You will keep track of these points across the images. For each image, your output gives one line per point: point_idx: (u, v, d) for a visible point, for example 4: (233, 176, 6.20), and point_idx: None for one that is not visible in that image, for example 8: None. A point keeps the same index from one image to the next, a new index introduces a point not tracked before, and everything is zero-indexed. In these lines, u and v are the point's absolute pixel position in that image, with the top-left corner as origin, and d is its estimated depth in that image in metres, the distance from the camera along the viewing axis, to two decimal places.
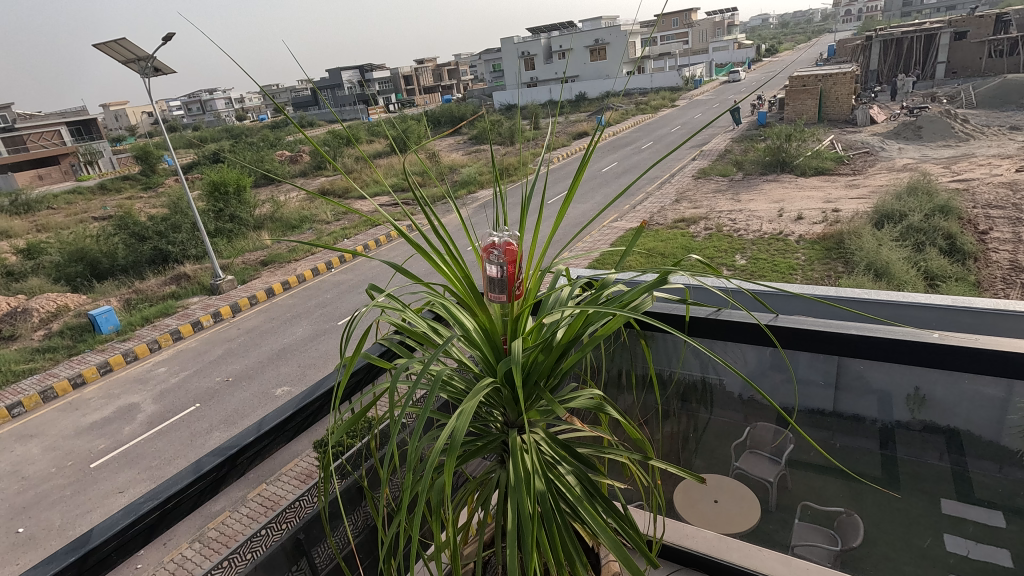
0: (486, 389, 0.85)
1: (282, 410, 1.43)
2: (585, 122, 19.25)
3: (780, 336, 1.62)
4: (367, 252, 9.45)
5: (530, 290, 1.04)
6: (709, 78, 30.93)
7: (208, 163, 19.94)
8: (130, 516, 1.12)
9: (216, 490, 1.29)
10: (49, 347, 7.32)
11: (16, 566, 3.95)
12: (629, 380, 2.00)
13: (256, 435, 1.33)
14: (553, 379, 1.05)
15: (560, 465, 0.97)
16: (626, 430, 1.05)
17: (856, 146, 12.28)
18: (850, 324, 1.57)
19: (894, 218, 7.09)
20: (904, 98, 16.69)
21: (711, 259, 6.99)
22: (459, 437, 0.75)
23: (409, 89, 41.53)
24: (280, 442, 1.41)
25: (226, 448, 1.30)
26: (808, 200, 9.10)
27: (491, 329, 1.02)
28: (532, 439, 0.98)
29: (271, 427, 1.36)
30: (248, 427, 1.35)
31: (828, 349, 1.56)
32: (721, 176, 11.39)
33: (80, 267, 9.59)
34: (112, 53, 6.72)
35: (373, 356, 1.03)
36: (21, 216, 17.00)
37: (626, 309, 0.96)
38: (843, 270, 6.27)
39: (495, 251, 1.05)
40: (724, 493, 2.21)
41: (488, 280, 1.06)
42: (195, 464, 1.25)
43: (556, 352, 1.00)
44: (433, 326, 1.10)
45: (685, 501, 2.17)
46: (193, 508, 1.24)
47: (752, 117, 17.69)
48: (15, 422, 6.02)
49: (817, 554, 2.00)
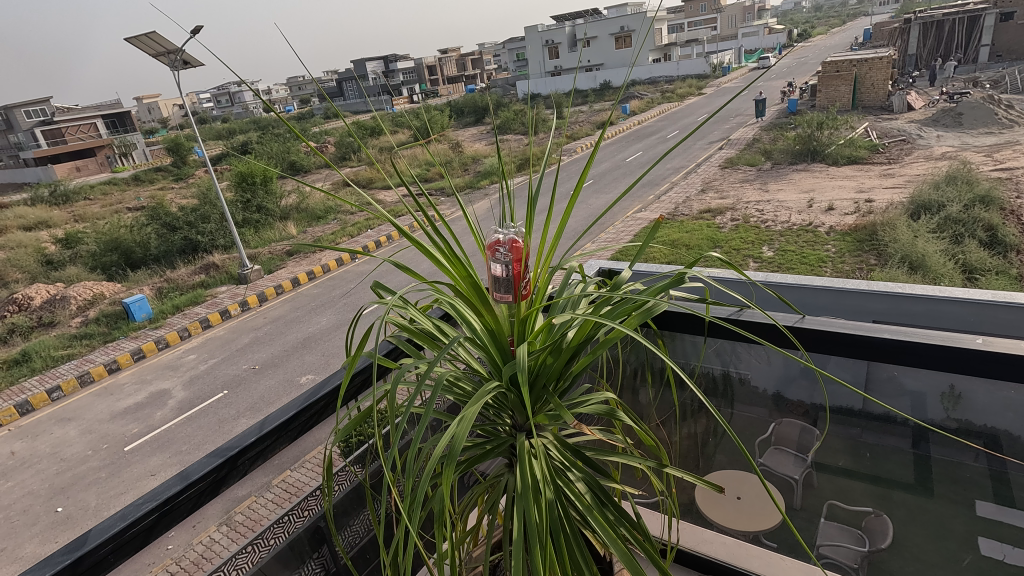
0: (492, 386, 0.84)
1: (286, 409, 1.44)
2: (610, 111, 19.12)
3: (808, 338, 1.57)
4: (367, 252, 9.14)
5: (537, 291, 1.03)
6: (737, 64, 30.29)
7: (238, 154, 20.38)
8: (128, 518, 1.13)
9: (216, 491, 1.30)
10: (86, 334, 7.58)
11: (55, 544, 4.15)
12: (645, 377, 1.96)
13: (257, 436, 1.35)
14: (564, 382, 1.03)
15: (570, 472, 0.94)
16: (641, 435, 1.02)
17: (891, 133, 11.86)
18: (877, 326, 1.53)
19: (931, 209, 6.87)
20: (944, 83, 16.09)
21: (737, 251, 6.89)
22: (461, 443, 0.72)
23: (432, 79, 41.53)
24: (283, 442, 1.43)
25: (227, 448, 1.32)
26: (840, 190, 8.86)
27: (497, 330, 1.00)
28: (541, 445, 0.95)
29: (272, 428, 1.38)
30: (251, 428, 1.37)
31: (855, 353, 1.51)
32: (749, 165, 11.16)
33: (115, 257, 9.87)
34: (143, 46, 6.88)
35: (379, 357, 1.00)
36: (60, 208, 17.68)
37: (639, 310, 0.93)
38: (875, 262, 6.11)
39: (501, 249, 1.03)
40: (745, 488, 2.15)
41: (493, 278, 1.07)
42: (197, 464, 1.27)
43: (565, 355, 0.96)
44: (439, 325, 1.07)
45: (707, 500, 2.13)
46: (193, 508, 1.25)
47: (782, 104, 17.26)
48: (52, 406, 6.27)
49: (844, 554, 1.99)
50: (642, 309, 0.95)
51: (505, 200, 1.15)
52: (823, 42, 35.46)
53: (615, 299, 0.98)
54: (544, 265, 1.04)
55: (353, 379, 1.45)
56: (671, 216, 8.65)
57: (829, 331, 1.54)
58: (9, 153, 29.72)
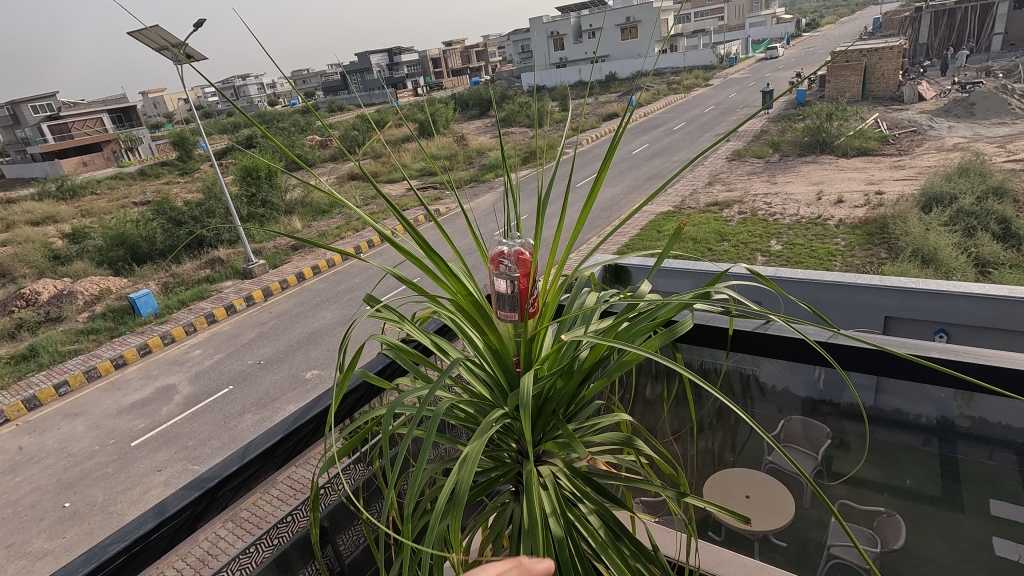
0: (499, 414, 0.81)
1: (271, 434, 1.41)
2: (616, 103, 18.98)
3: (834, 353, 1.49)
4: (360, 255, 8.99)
5: (546, 308, 0.99)
6: (744, 55, 29.99)
7: (242, 148, 20.37)
8: (94, 562, 1.06)
9: (194, 526, 1.24)
10: (93, 329, 7.59)
11: (63, 539, 4.16)
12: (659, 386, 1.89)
13: (239, 464, 1.30)
14: (574, 408, 0.99)
15: (581, 503, 0.91)
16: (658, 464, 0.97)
17: (902, 124, 11.68)
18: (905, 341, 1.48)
19: (943, 201, 6.76)
20: (955, 72, 15.85)
21: (745, 244, 6.80)
22: (465, 485, 0.68)
23: (437, 71, 41.38)
24: (268, 470, 1.38)
25: (205, 480, 1.27)
26: (850, 182, 8.74)
27: (500, 350, 0.95)
28: (551, 474, 0.93)
29: (257, 455, 1.33)
30: (233, 457, 1.33)
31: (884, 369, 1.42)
32: (756, 158, 11.04)
33: (121, 252, 9.89)
34: (147, 41, 6.84)
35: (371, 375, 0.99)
36: (67, 202, 17.74)
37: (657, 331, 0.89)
38: (886, 256, 6.01)
39: (507, 263, 1.00)
40: (755, 489, 2.10)
41: (497, 294, 1.02)
42: (173, 498, 1.22)
43: (578, 377, 0.91)
44: (439, 342, 1.03)
45: (719, 494, 2.07)
46: (168, 547, 1.19)
47: (790, 95, 17.07)
48: (60, 401, 6.29)
49: (853, 554, 1.99)
50: (664, 329, 0.90)
51: (509, 208, 1.12)
52: (831, 31, 35.03)
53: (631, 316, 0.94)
54: (555, 280, 1.01)
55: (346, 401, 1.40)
56: (678, 209, 8.56)
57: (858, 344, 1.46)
58: (15, 148, 29.82)
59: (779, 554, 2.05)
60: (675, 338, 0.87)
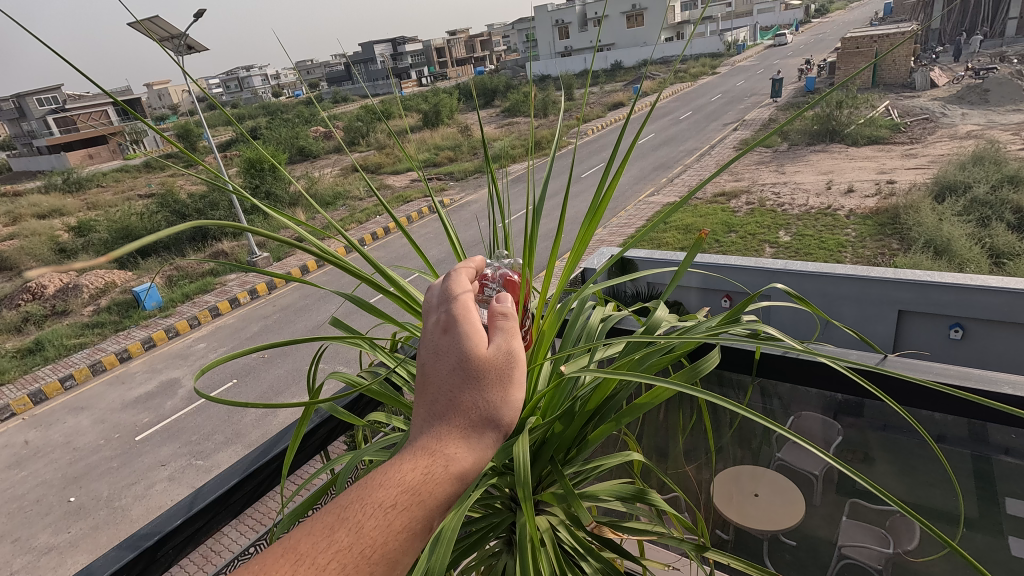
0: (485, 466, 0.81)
1: (225, 479, 1.30)
2: (623, 92, 18.79)
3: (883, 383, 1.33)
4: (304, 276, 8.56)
5: (544, 339, 0.96)
6: (752, 42, 29.63)
7: (247, 140, 20.31)
8: None
9: None
10: (98, 322, 7.58)
11: (68, 534, 4.15)
12: (676, 420, 1.73)
13: (185, 516, 1.21)
14: (573, 453, 0.97)
15: (584, 560, 0.90)
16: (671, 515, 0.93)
17: (914, 112, 11.46)
18: (949, 368, 1.34)
19: (957, 190, 6.60)
20: (969, 58, 15.55)
21: (753, 235, 6.68)
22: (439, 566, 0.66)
23: (442, 61, 41.10)
24: (223, 519, 1.28)
25: (143, 537, 1.18)
26: (860, 171, 8.58)
27: None
28: (546, 530, 0.92)
29: (205, 506, 1.22)
30: (180, 507, 1.24)
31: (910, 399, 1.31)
32: (764, 147, 10.86)
33: (127, 244, 9.88)
34: (147, 31, 6.74)
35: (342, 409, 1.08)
36: (74, 195, 17.77)
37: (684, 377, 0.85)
38: (897, 247, 5.88)
39: (491, 284, 0.99)
40: (765, 484, 2.03)
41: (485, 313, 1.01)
42: (103, 561, 1.13)
43: (579, 419, 0.92)
44: None
45: (723, 495, 1.99)
46: None
47: (799, 82, 16.82)
48: (65, 395, 6.28)
49: (867, 556, 1.92)
50: (687, 365, 0.87)
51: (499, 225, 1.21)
52: (841, 17, 34.55)
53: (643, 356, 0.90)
54: (549, 302, 0.97)
55: (310, 437, 1.36)
56: (685, 200, 8.43)
57: (908, 378, 1.30)
58: (21, 141, 29.88)
59: (788, 553, 1.99)
60: (700, 377, 0.85)
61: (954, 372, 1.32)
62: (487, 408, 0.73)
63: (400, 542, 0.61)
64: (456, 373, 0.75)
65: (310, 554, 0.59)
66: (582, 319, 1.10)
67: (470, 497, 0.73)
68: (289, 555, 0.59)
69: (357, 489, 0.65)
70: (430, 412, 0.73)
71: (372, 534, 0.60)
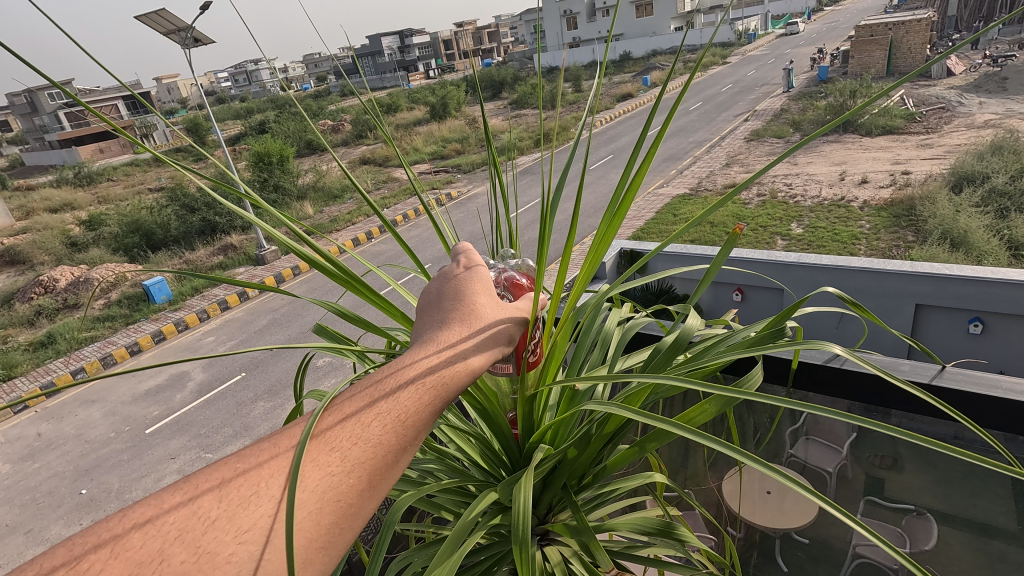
0: (491, 498, 0.76)
1: None
2: (631, 83, 18.62)
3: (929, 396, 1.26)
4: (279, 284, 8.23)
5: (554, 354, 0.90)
6: (763, 31, 29.17)
7: (255, 134, 20.34)
8: None
9: None
10: (109, 316, 7.63)
11: (78, 526, 4.17)
12: None
13: None
14: (588, 478, 0.93)
15: None
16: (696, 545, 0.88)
17: (930, 101, 11.22)
18: (1016, 383, 1.23)
19: (975, 181, 6.45)
20: (987, 46, 15.19)
21: (764, 227, 6.58)
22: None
23: (449, 53, 40.92)
24: None
25: None
26: (874, 161, 8.42)
27: (492, 405, 0.93)
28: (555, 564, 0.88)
29: None
30: None
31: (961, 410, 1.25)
32: (776, 137, 10.68)
33: (137, 238, 9.93)
34: (153, 24, 6.72)
35: None
36: (84, 189, 17.87)
37: (714, 403, 0.77)
38: (913, 239, 5.77)
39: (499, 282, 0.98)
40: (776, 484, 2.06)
41: None
42: None
43: (594, 445, 0.86)
44: None
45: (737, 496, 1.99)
46: None
47: (811, 72, 16.55)
48: (77, 388, 6.32)
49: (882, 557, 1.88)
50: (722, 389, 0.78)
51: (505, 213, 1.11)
52: (854, 6, 33.92)
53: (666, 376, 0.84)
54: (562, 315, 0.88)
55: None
56: (694, 191, 8.33)
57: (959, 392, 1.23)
58: (33, 136, 30.08)
59: (801, 551, 1.89)
60: (735, 404, 0.76)
61: (1019, 389, 1.22)
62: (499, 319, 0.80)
63: (425, 418, 0.66)
64: (468, 297, 0.82)
65: (341, 436, 0.63)
66: (597, 326, 1.04)
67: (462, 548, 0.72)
68: (321, 439, 0.62)
69: (381, 375, 0.68)
70: (446, 320, 0.78)
71: (399, 413, 0.64)
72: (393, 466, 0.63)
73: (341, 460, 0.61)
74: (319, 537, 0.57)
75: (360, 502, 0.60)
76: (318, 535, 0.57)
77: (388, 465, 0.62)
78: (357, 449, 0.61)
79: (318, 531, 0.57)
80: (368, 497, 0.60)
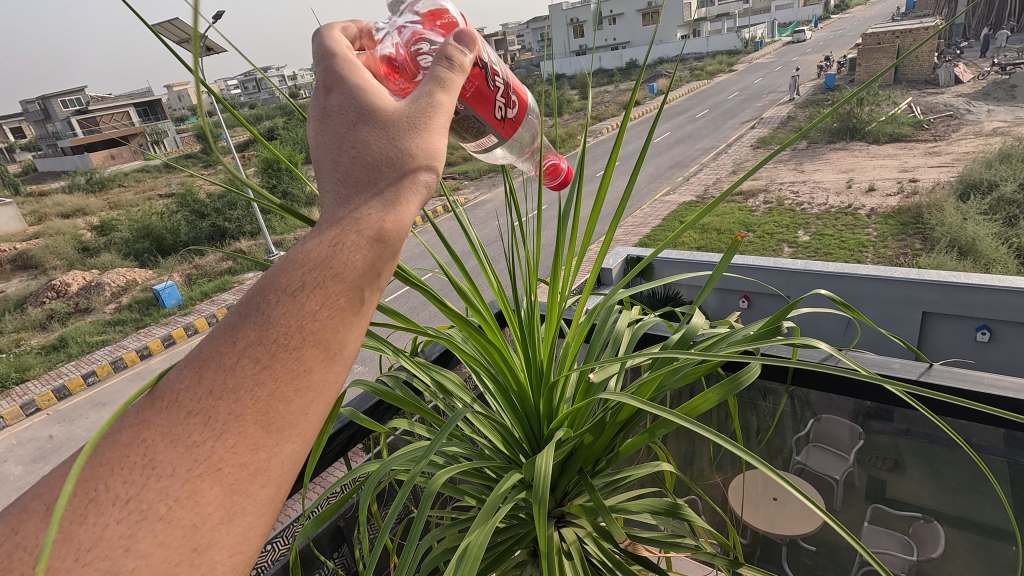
0: (516, 477, 0.79)
1: None
2: (638, 91, 18.75)
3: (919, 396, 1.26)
4: None
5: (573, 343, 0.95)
6: (770, 39, 29.26)
7: (265, 141, 20.60)
8: None
9: None
10: (120, 320, 7.72)
11: None
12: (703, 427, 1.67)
13: None
14: (603, 464, 0.97)
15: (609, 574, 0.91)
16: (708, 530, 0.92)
17: (937, 108, 11.22)
18: (1001, 379, 1.22)
19: (982, 189, 6.44)
20: (995, 54, 15.18)
21: (771, 235, 6.59)
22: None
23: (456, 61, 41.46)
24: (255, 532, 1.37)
25: None
26: (882, 169, 8.43)
27: (519, 392, 0.96)
28: (573, 545, 0.92)
29: None
30: None
31: (947, 409, 1.24)
32: (783, 145, 10.69)
33: (147, 243, 10.05)
34: (167, 33, 6.84)
35: (363, 419, 0.98)
36: (97, 195, 18.15)
37: (719, 388, 0.81)
38: (921, 247, 5.76)
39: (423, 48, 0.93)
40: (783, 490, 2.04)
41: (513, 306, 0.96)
42: None
43: (609, 431, 0.89)
44: (459, 385, 1.07)
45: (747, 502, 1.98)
46: None
47: (818, 79, 16.57)
48: (88, 391, 6.39)
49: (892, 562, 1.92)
50: (725, 378, 0.82)
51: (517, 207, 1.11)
52: (861, 14, 33.99)
53: (676, 366, 0.87)
54: (582, 304, 0.92)
55: (328, 443, 1.19)
56: (701, 199, 8.35)
57: (944, 387, 1.22)
58: (47, 143, 30.57)
59: (808, 558, 1.92)
60: (738, 391, 0.80)
61: (1006, 384, 1.20)
62: (402, 152, 0.60)
63: (325, 321, 0.50)
64: (351, 135, 0.61)
65: (200, 389, 0.46)
66: (609, 324, 1.07)
67: (495, 515, 0.72)
68: (178, 402, 0.45)
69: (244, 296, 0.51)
70: (333, 179, 0.59)
71: (286, 329, 0.48)
72: (298, 400, 0.47)
73: (210, 418, 0.44)
74: (207, 527, 0.42)
75: (259, 453, 0.45)
76: (212, 513, 0.43)
77: (285, 397, 0.46)
78: (235, 391, 0.46)
79: (205, 519, 0.42)
80: (273, 446, 0.45)
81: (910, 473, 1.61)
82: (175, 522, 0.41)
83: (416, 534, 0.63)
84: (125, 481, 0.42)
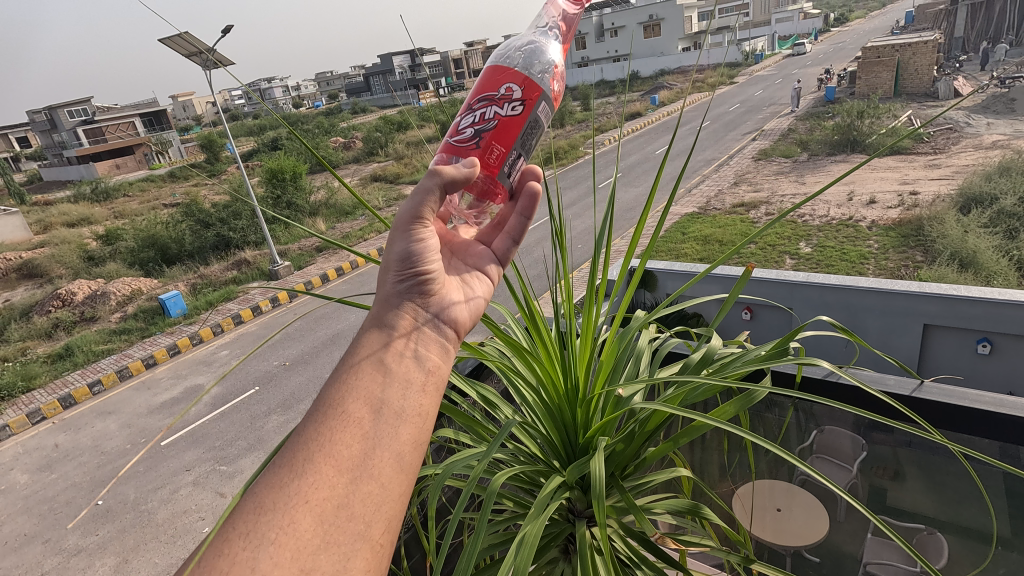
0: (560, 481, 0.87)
1: None
2: (640, 102, 18.90)
3: (915, 414, 1.38)
4: (290, 299, 8.36)
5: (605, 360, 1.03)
6: (771, 51, 29.47)
7: (269, 151, 20.81)
8: None
9: None
10: (125, 329, 7.77)
11: (96, 535, 4.24)
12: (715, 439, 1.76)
13: None
14: (631, 468, 1.03)
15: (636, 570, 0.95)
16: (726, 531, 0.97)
17: (937, 121, 11.31)
18: (985, 396, 1.35)
19: (983, 202, 6.49)
20: (995, 67, 15.28)
21: (773, 246, 6.64)
22: (523, 568, 0.74)
23: (458, 73, 41.80)
24: None
25: None
26: (882, 181, 8.49)
27: (554, 404, 1.03)
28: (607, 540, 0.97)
29: None
30: None
31: (944, 425, 1.36)
32: (784, 157, 10.77)
33: (152, 253, 10.12)
34: (176, 47, 6.93)
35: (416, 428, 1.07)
36: (101, 204, 18.26)
37: (736, 402, 0.87)
38: (921, 259, 5.81)
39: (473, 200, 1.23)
40: (788, 500, 2.05)
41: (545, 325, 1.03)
42: None
43: (638, 441, 0.97)
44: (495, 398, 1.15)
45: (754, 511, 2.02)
46: None
47: (819, 91, 16.69)
48: (93, 400, 6.45)
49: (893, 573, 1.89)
50: (740, 393, 0.88)
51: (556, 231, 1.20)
52: (861, 26, 34.28)
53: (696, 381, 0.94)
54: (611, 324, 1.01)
55: None
56: (703, 210, 8.42)
57: (942, 402, 1.34)
58: (51, 152, 30.77)
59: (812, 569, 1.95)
60: (751, 405, 0.86)
61: (988, 399, 1.34)
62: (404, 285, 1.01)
63: (365, 394, 0.84)
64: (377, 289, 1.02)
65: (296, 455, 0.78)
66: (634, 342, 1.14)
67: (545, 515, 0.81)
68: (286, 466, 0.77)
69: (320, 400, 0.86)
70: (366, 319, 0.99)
71: (340, 402, 0.83)
72: (354, 449, 0.78)
73: (303, 467, 0.76)
74: (313, 542, 0.69)
75: (336, 484, 0.75)
76: (310, 539, 0.70)
77: (344, 444, 0.78)
78: (314, 448, 0.78)
79: (311, 539, 0.70)
80: (344, 486, 0.75)
81: (908, 480, 1.73)
82: (284, 546, 0.68)
83: (482, 532, 0.71)
84: (246, 525, 0.70)
